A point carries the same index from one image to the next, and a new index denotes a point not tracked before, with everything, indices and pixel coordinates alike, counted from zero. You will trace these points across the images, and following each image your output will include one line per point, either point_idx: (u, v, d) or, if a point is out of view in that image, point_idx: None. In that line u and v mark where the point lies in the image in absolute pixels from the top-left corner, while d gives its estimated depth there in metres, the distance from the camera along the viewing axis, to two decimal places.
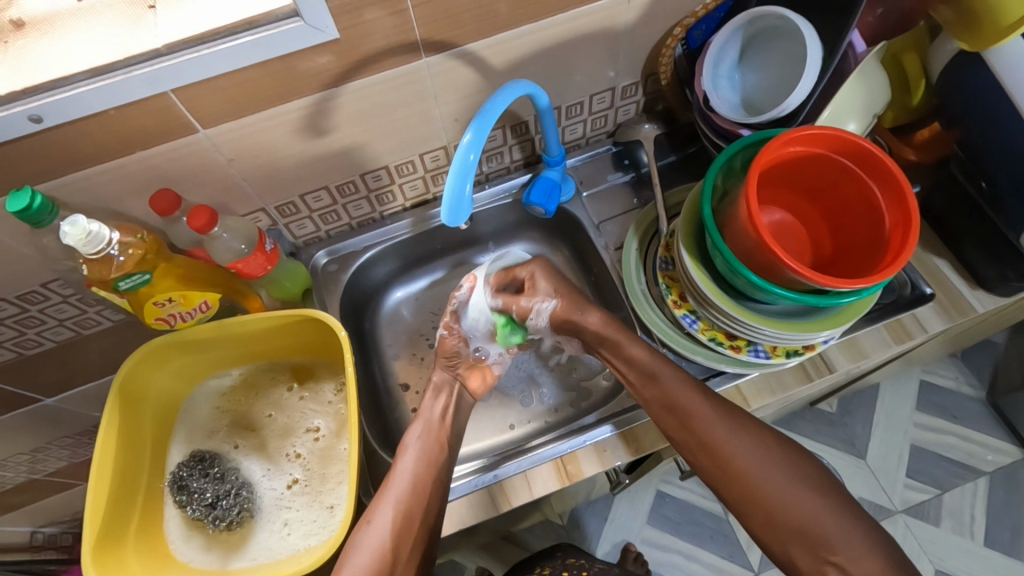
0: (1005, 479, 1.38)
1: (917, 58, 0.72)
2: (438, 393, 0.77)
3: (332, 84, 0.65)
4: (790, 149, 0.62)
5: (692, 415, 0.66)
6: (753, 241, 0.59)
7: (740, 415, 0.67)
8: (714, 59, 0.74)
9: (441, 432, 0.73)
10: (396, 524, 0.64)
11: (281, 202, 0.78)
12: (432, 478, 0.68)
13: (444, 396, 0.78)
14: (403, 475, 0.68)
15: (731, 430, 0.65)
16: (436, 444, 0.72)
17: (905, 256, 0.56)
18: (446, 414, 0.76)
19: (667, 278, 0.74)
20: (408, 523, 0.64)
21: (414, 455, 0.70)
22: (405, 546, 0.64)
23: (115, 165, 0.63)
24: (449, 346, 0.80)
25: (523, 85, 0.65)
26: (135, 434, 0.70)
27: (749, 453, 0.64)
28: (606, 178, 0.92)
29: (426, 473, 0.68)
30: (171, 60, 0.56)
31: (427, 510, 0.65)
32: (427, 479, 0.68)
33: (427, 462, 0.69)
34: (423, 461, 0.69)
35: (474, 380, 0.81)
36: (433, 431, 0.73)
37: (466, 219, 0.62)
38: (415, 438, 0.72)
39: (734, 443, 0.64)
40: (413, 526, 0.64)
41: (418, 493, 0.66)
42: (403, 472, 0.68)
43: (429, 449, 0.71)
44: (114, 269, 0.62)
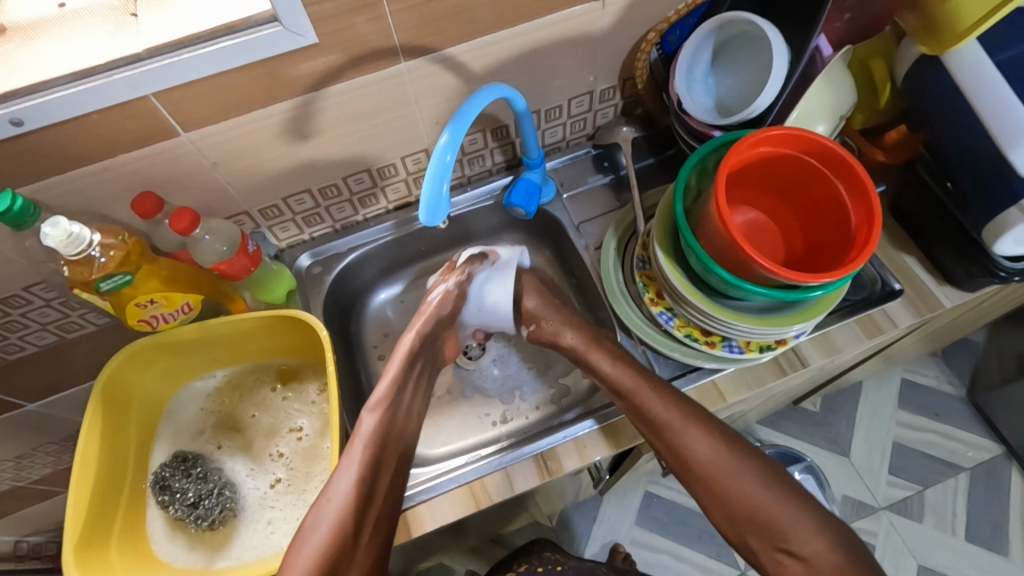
0: (986, 475, 1.41)
1: (883, 62, 0.76)
2: (419, 363, 0.77)
3: (313, 88, 0.67)
4: (759, 150, 0.64)
5: (666, 426, 0.66)
6: (724, 239, 0.61)
7: (700, 402, 0.68)
8: (687, 63, 0.76)
9: (407, 404, 0.74)
10: (356, 497, 0.63)
11: (264, 205, 0.79)
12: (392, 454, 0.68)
13: (416, 367, 0.76)
14: (366, 443, 0.67)
15: (705, 440, 0.66)
16: (405, 427, 0.72)
17: (869, 251, 0.58)
18: (415, 388, 0.76)
19: (644, 277, 0.76)
20: (369, 497, 0.64)
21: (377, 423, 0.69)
22: (363, 520, 0.63)
23: (98, 169, 0.64)
24: (446, 300, 0.78)
25: (500, 88, 0.66)
26: (118, 434, 0.71)
27: (718, 457, 0.66)
28: (586, 180, 0.94)
29: (387, 446, 0.68)
30: (153, 64, 0.57)
31: (386, 485, 0.67)
32: (388, 452, 0.68)
33: (390, 436, 0.69)
34: (387, 430, 0.69)
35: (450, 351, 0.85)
36: (402, 402, 0.73)
37: (444, 218, 0.64)
38: (379, 406, 0.70)
39: (707, 453, 0.66)
40: (372, 502, 0.64)
41: (382, 468, 0.67)
42: (365, 441, 0.66)
43: (394, 423, 0.70)
44: (95, 270, 0.63)
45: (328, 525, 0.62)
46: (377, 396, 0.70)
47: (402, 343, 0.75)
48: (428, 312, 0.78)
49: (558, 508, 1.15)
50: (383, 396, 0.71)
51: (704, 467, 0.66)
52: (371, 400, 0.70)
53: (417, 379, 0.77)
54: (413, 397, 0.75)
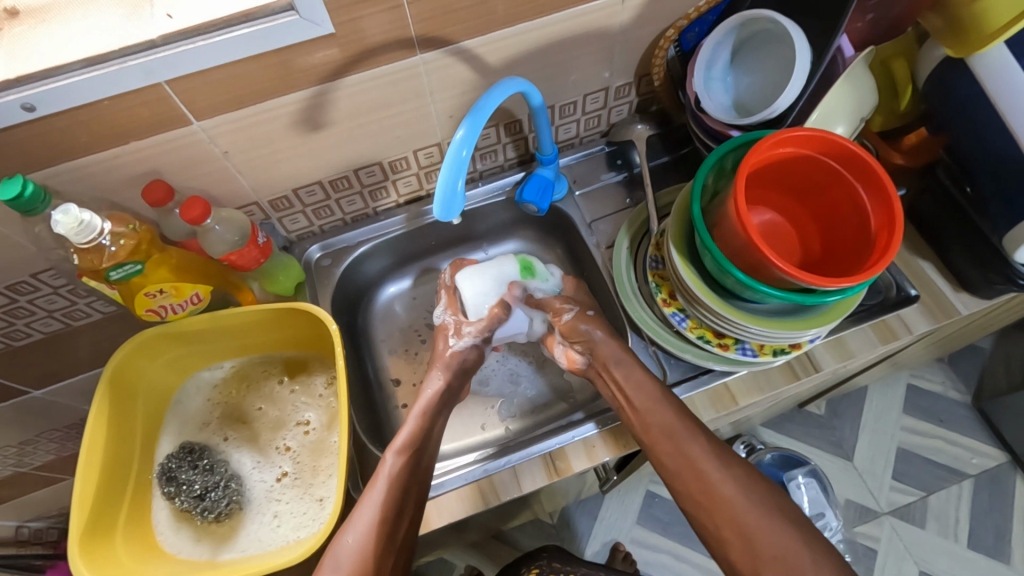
0: (989, 483, 1.40)
1: (906, 64, 0.74)
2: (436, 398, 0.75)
3: (328, 78, 0.66)
4: (779, 150, 0.63)
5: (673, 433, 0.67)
6: (742, 240, 0.60)
7: None
8: (706, 61, 0.75)
9: (428, 443, 0.71)
10: (378, 542, 0.62)
11: (274, 196, 0.79)
12: (416, 495, 0.66)
13: (432, 404, 0.75)
14: (388, 485, 0.65)
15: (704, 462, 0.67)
16: (426, 460, 0.69)
17: (889, 258, 0.57)
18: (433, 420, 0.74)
19: (657, 277, 0.75)
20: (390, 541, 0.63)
21: (401, 467, 0.67)
22: (381, 565, 0.62)
23: (108, 155, 0.63)
24: (456, 354, 0.79)
25: (517, 82, 0.65)
26: (125, 424, 0.70)
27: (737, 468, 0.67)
28: (599, 177, 0.93)
29: (412, 489, 0.66)
30: (167, 51, 0.56)
31: (407, 530, 0.64)
32: (412, 495, 0.66)
33: (415, 478, 0.67)
34: (412, 475, 0.67)
35: (463, 384, 0.83)
36: (426, 445, 0.71)
37: (459, 214, 0.63)
38: (405, 449, 0.68)
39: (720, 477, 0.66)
40: (394, 547, 0.63)
41: (405, 511, 0.64)
42: (388, 485, 0.65)
43: (420, 467, 0.68)
44: (105, 259, 0.62)
45: (348, 569, 0.61)
46: (402, 440, 0.69)
47: (427, 383, 0.76)
48: (441, 356, 0.79)
49: (560, 506, 1.15)
50: (408, 441, 0.69)
51: (711, 479, 0.66)
52: (395, 444, 0.69)
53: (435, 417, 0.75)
54: (436, 437, 0.72)
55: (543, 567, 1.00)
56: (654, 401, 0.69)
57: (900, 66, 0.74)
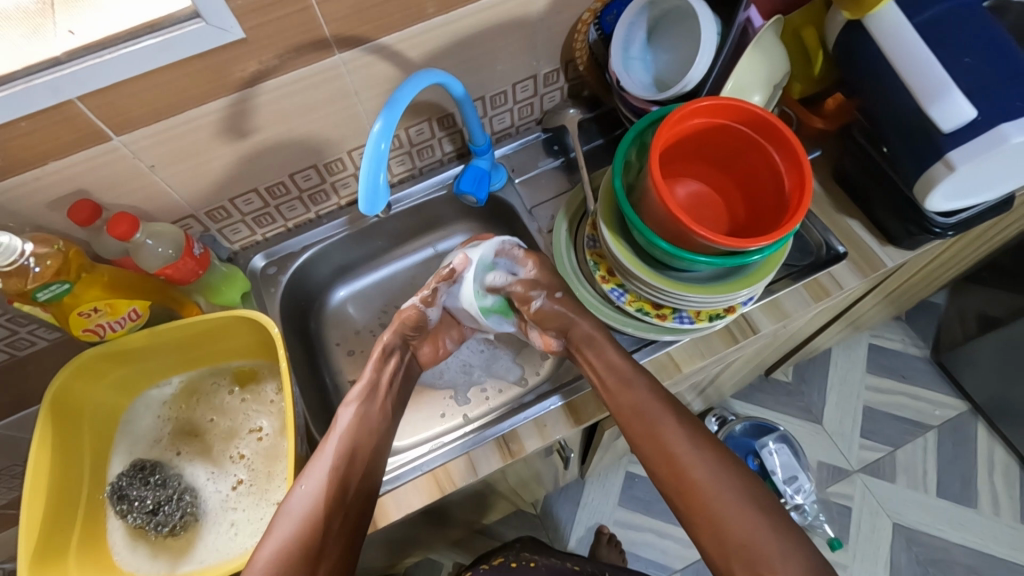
0: (952, 432, 1.45)
1: (814, 30, 0.77)
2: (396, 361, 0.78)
3: (248, 85, 0.66)
4: (691, 122, 0.65)
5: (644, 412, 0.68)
6: (661, 211, 0.62)
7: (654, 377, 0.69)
8: (622, 42, 0.77)
9: (385, 399, 0.75)
10: (330, 488, 0.64)
11: (210, 207, 0.79)
12: (370, 445, 0.70)
13: (392, 362, 0.77)
14: (342, 435, 0.69)
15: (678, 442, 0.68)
16: (382, 415, 0.73)
17: (801, 215, 0.60)
18: (392, 380, 0.76)
19: (594, 255, 0.77)
20: (342, 487, 0.65)
21: (354, 416, 0.71)
22: (336, 511, 0.64)
23: (27, 179, 0.63)
24: (415, 314, 0.78)
25: (434, 73, 0.66)
26: (70, 447, 0.69)
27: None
28: (537, 164, 0.95)
29: (365, 437, 0.70)
30: (73, 67, 0.56)
31: (361, 480, 0.67)
32: (365, 444, 0.69)
33: (367, 428, 0.71)
34: (364, 425, 0.71)
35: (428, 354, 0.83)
36: (379, 398, 0.74)
37: (384, 208, 0.63)
38: (357, 400, 0.73)
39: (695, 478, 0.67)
40: (347, 494, 0.65)
41: (357, 460, 0.68)
42: (342, 433, 0.69)
43: (376, 421, 0.72)
44: (30, 280, 0.61)
45: (299, 518, 0.63)
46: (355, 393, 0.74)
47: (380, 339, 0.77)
48: (398, 321, 0.78)
49: (537, 494, 1.16)
50: (362, 392, 0.73)
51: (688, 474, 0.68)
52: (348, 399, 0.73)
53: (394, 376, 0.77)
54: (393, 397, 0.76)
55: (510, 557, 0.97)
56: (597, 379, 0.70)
57: (809, 33, 0.77)
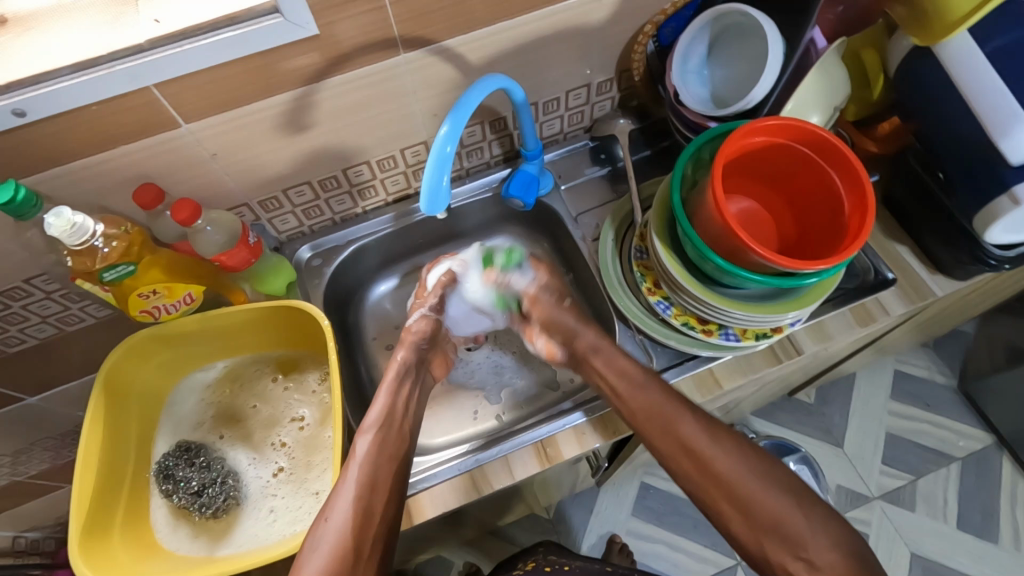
0: (975, 464, 1.43)
1: (875, 53, 0.78)
2: (410, 386, 0.77)
3: (313, 80, 0.67)
4: (752, 140, 0.65)
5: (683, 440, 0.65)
6: (719, 226, 0.62)
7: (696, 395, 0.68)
8: (682, 56, 0.77)
9: (402, 424, 0.73)
10: (357, 514, 0.62)
11: (264, 197, 0.80)
12: (392, 470, 0.67)
13: (405, 387, 0.77)
14: (362, 462, 0.66)
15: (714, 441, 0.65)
16: (399, 440, 0.71)
17: (862, 239, 0.59)
18: (408, 406, 0.75)
19: (641, 267, 0.77)
20: (369, 514, 0.63)
21: (372, 444, 0.68)
22: (363, 542, 0.62)
23: (96, 161, 0.64)
24: (424, 326, 0.81)
25: (499, 79, 0.67)
26: (119, 427, 0.71)
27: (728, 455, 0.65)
28: (583, 172, 0.95)
29: (386, 465, 0.67)
30: (154, 55, 0.57)
31: (386, 506, 0.65)
32: (387, 469, 0.67)
33: (386, 454, 0.68)
34: (383, 451, 0.68)
35: (438, 368, 0.85)
36: (396, 424, 0.72)
37: (444, 209, 0.64)
38: (374, 427, 0.70)
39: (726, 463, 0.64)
40: (374, 519, 0.63)
41: (380, 484, 0.65)
42: (362, 459, 0.66)
43: (392, 445, 0.70)
44: (97, 260, 0.62)
45: (329, 544, 0.61)
46: (371, 420, 0.71)
47: (394, 360, 0.78)
48: (409, 338, 0.80)
49: (554, 498, 1.16)
50: (378, 420, 0.71)
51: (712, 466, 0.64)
52: (366, 425, 0.70)
53: (408, 402, 0.76)
54: (410, 423, 0.74)
55: (540, 560, 0.99)
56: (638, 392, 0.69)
57: (869, 56, 0.78)
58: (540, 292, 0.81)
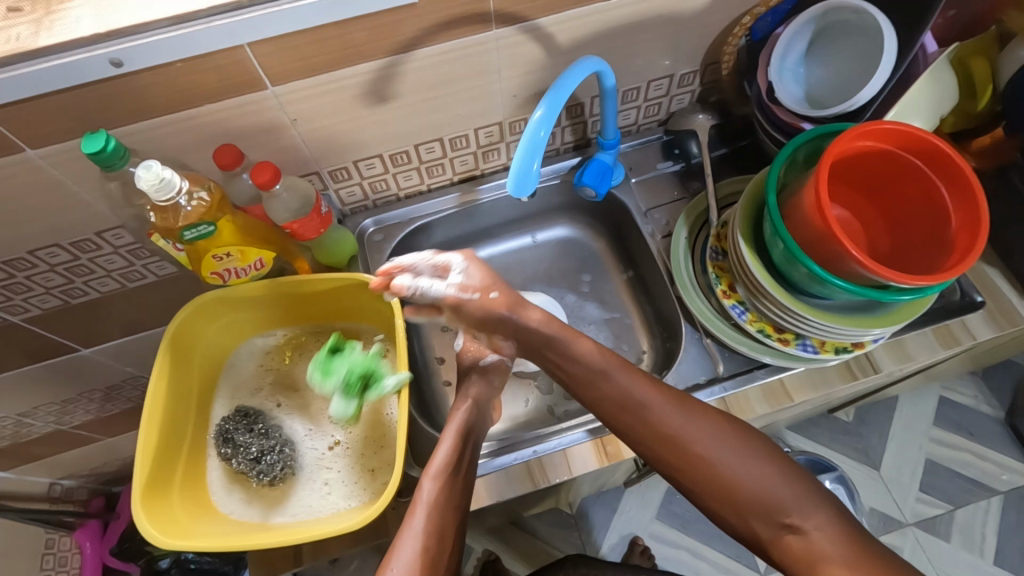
0: (1020, 500, 1.38)
1: (984, 61, 0.72)
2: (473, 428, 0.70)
3: (402, 50, 0.66)
4: (860, 144, 0.62)
5: (656, 413, 0.62)
6: (819, 230, 0.58)
7: None
8: (781, 52, 0.73)
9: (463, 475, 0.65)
10: (421, 568, 0.57)
11: (335, 167, 0.79)
12: (455, 521, 0.61)
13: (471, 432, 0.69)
14: (428, 511, 0.61)
15: (683, 410, 0.62)
16: (462, 489, 0.64)
17: (974, 258, 0.56)
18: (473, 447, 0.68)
19: (716, 268, 0.74)
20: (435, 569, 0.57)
21: (435, 493, 0.62)
22: None
23: (180, 117, 0.64)
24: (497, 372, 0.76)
25: (593, 62, 0.64)
26: (182, 384, 0.71)
27: (703, 430, 0.60)
28: (654, 166, 0.92)
29: (450, 517, 0.61)
30: (253, 13, 0.56)
31: (450, 561, 0.59)
32: (451, 520, 0.61)
33: (449, 503, 0.62)
34: (449, 500, 0.62)
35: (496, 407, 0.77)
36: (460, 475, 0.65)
37: (530, 193, 0.63)
38: (439, 474, 0.63)
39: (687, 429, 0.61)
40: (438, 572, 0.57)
41: (445, 535, 0.60)
42: (426, 509, 0.61)
43: (455, 496, 0.63)
44: (180, 219, 0.62)
45: None
46: (434, 464, 0.65)
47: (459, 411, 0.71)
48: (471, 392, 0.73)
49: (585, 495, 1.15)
50: (444, 466, 0.64)
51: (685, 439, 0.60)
52: (430, 469, 0.64)
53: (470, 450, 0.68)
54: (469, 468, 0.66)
55: None
56: (601, 377, 0.65)
57: (980, 65, 0.71)
58: (462, 297, 0.69)
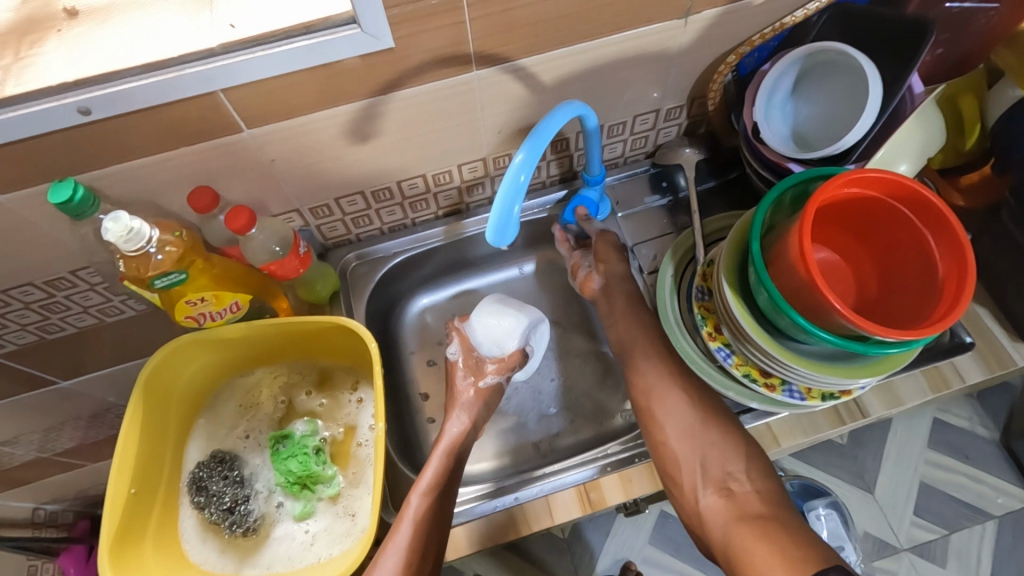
0: (1015, 523, 1.28)
1: (974, 101, 0.71)
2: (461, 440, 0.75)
3: (385, 91, 0.64)
4: (846, 190, 0.60)
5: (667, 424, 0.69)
6: (802, 279, 0.57)
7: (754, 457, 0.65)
8: (768, 89, 0.72)
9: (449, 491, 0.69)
10: None
11: (315, 204, 0.77)
12: (438, 537, 0.65)
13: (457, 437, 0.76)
14: (414, 525, 0.65)
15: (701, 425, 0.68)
16: (448, 502, 0.68)
17: (961, 309, 0.55)
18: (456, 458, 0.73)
19: (702, 308, 0.73)
20: None
21: (420, 511, 0.66)
22: None
23: (154, 160, 0.62)
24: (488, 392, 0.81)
25: (575, 107, 0.63)
26: (157, 429, 0.69)
27: (710, 439, 0.67)
28: (642, 200, 0.91)
29: (435, 531, 0.65)
30: (225, 60, 0.55)
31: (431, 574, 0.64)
32: (434, 537, 0.65)
33: (432, 521, 0.66)
34: (435, 517, 0.66)
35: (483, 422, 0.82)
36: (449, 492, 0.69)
37: (511, 240, 0.62)
38: (428, 490, 0.68)
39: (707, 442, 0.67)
40: None
41: (428, 550, 0.64)
42: (410, 523, 0.65)
43: (440, 510, 0.67)
44: (151, 267, 0.61)
45: None
46: (424, 480, 0.69)
47: (446, 433, 0.76)
48: (459, 408, 0.79)
49: None
50: (432, 482, 0.69)
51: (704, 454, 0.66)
52: (419, 485, 0.69)
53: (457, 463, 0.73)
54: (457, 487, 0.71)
55: None
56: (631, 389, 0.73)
57: (968, 104, 0.70)
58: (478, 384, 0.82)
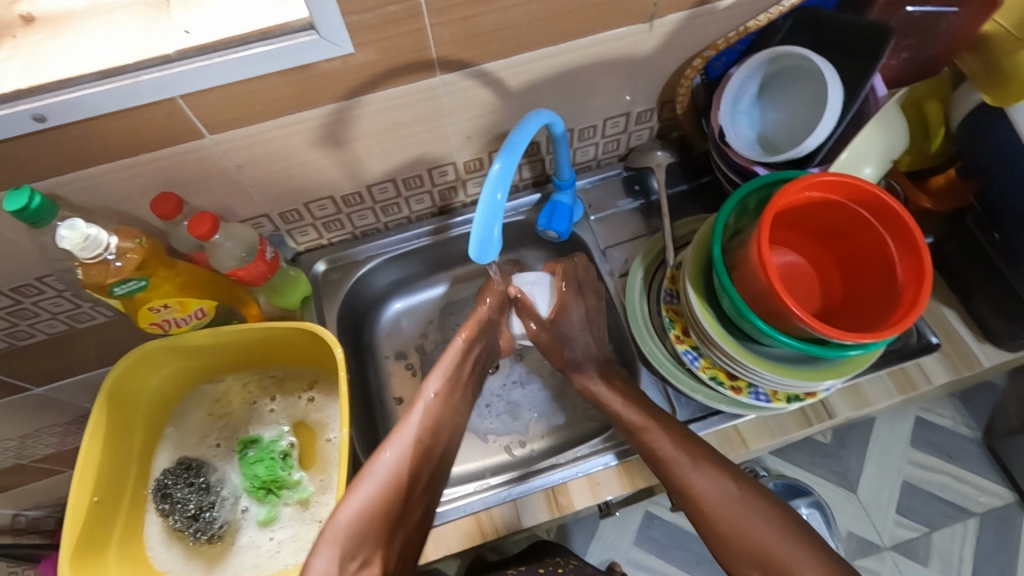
0: (997, 522, 1.29)
1: (938, 104, 0.72)
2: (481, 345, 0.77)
3: (351, 95, 0.64)
4: (806, 194, 0.61)
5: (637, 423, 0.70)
6: (761, 285, 0.57)
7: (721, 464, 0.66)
8: (733, 93, 0.73)
9: (464, 376, 0.76)
10: (414, 454, 0.69)
11: (285, 209, 0.77)
12: (450, 416, 0.74)
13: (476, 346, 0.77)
14: (426, 407, 0.72)
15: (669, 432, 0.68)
16: (458, 388, 0.75)
17: (915, 313, 0.55)
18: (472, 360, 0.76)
19: (671, 312, 0.73)
20: (427, 456, 0.70)
21: (432, 399, 0.73)
22: (421, 474, 0.69)
23: (116, 167, 0.62)
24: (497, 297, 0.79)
25: (545, 115, 0.63)
26: (123, 437, 0.69)
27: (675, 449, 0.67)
28: (615, 203, 0.91)
29: (444, 408, 0.74)
30: (182, 67, 0.54)
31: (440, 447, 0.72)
32: (445, 415, 0.73)
33: (442, 404, 0.73)
34: (447, 403, 0.74)
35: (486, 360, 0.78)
36: (461, 370, 0.75)
37: (494, 256, 0.62)
38: (442, 372, 0.74)
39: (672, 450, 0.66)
40: (430, 461, 0.70)
41: (439, 427, 0.72)
42: (424, 406, 0.72)
43: (452, 391, 0.74)
44: (111, 274, 0.60)
45: (385, 476, 0.67)
46: (442, 364, 0.74)
47: (451, 348, 0.75)
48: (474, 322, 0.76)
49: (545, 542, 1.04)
50: (450, 367, 0.75)
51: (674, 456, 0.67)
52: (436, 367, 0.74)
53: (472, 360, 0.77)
54: (469, 373, 0.77)
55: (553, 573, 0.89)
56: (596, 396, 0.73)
57: (933, 108, 0.72)
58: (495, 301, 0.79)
